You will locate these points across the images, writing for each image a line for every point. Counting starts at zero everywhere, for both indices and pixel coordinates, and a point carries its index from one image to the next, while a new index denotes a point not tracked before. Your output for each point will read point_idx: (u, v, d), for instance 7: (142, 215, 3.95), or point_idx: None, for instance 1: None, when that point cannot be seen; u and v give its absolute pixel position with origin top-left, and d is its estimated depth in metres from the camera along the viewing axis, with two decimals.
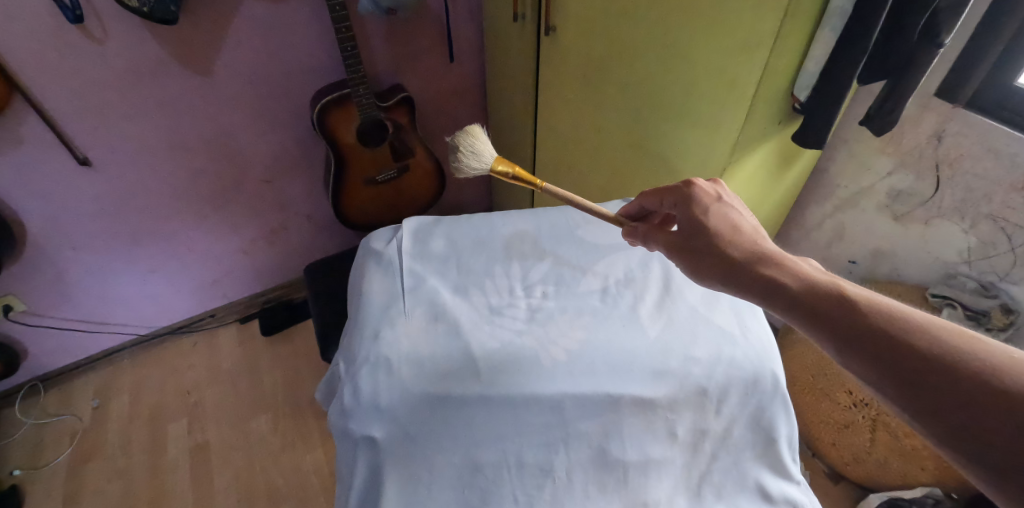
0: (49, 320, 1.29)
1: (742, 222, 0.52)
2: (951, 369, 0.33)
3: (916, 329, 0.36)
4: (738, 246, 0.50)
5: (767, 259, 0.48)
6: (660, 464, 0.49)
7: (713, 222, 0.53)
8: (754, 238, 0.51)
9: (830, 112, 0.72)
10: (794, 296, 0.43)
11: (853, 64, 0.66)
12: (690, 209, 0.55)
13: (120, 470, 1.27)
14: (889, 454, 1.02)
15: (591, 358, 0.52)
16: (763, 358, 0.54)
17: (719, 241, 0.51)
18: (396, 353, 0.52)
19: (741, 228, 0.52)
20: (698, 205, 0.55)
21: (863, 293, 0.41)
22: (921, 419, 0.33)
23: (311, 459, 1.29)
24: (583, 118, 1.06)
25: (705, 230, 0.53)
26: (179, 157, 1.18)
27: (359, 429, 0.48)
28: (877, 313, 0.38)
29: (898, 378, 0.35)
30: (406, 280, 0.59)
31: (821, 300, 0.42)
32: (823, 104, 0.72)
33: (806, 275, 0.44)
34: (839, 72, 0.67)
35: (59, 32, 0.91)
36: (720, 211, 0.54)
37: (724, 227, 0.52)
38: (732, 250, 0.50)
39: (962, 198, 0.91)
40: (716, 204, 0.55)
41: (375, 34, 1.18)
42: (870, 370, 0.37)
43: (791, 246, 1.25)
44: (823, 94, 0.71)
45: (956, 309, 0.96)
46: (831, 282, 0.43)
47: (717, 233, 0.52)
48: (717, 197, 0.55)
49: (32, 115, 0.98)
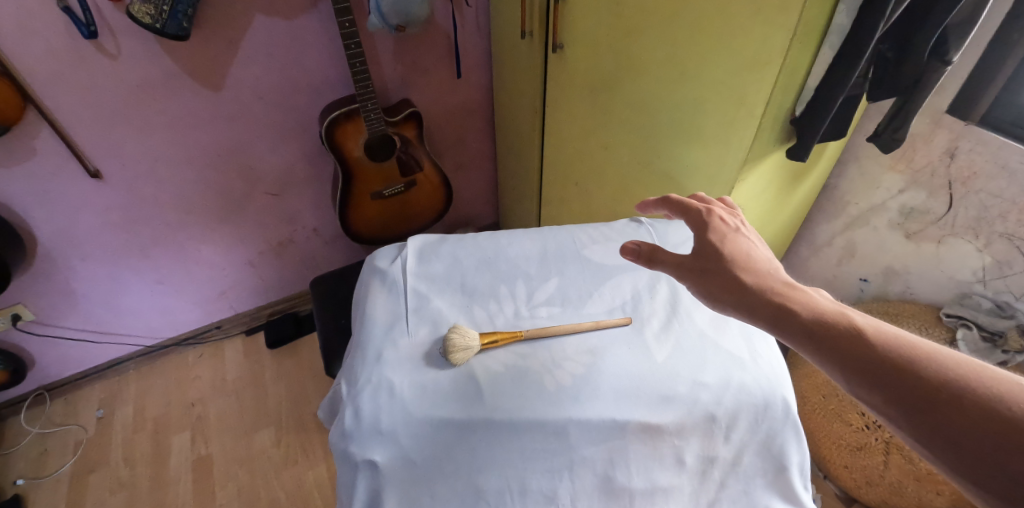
0: (58, 330, 1.30)
1: (756, 252, 0.51)
2: (965, 399, 0.33)
3: (923, 358, 0.36)
4: (750, 273, 0.48)
5: (775, 288, 0.46)
6: (667, 491, 0.50)
7: (728, 249, 0.51)
8: (767, 268, 0.49)
9: (819, 129, 0.71)
10: (804, 325, 0.42)
11: (841, 84, 0.65)
12: (706, 235, 0.53)
13: (122, 482, 1.26)
14: (903, 478, 0.99)
15: (596, 382, 0.51)
16: (774, 383, 0.52)
17: (731, 266, 0.49)
18: (398, 375, 0.51)
19: (755, 257, 0.50)
20: (715, 232, 0.53)
21: (872, 324, 0.41)
22: (945, 458, 0.33)
23: (313, 475, 1.27)
24: (590, 134, 1.06)
25: (719, 253, 0.51)
26: (190, 170, 1.19)
27: (359, 452, 0.47)
28: (887, 343, 0.38)
29: (913, 410, 0.35)
30: (409, 299, 0.59)
31: (830, 328, 0.41)
32: (816, 121, 0.71)
33: (814, 304, 0.43)
34: (834, 90, 0.67)
35: (74, 48, 0.93)
36: (735, 239, 0.52)
37: (737, 254, 0.51)
38: (743, 275, 0.49)
39: (976, 217, 0.89)
40: (734, 233, 0.53)
41: (384, 50, 1.19)
42: (887, 407, 0.36)
43: (801, 263, 1.24)
44: (816, 111, 0.70)
45: (971, 330, 0.92)
46: (840, 313, 0.42)
47: (730, 258, 0.50)
48: (725, 223, 0.54)
49: (46, 128, 0.99)
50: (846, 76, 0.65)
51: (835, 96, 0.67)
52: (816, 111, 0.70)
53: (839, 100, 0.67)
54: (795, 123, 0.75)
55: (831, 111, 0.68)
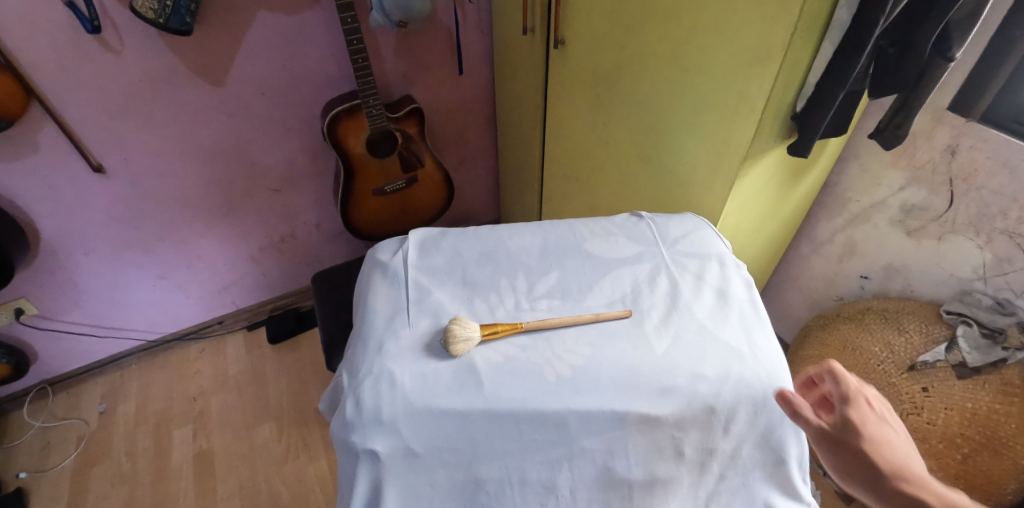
0: (61, 324, 1.30)
1: (892, 429, 0.47)
2: None
3: None
4: (891, 464, 0.45)
5: (918, 489, 0.43)
6: (665, 483, 0.51)
7: (870, 431, 0.46)
8: (904, 455, 0.46)
9: (818, 125, 0.71)
10: None
11: (843, 80, 0.65)
12: (845, 412, 0.47)
13: (124, 476, 1.27)
14: None
15: (596, 374, 0.51)
16: (773, 376, 0.53)
17: (872, 455, 0.45)
18: (399, 365, 0.51)
19: (892, 438, 0.46)
20: (856, 408, 0.48)
21: None
22: None
23: (314, 469, 1.28)
24: (591, 130, 1.06)
25: (858, 433, 0.46)
26: (192, 165, 1.19)
27: (361, 442, 0.48)
28: None
29: None
30: (410, 291, 0.59)
31: None
32: (816, 116, 0.71)
33: None
34: (834, 86, 0.66)
35: (77, 43, 0.93)
36: (870, 411, 0.48)
37: (876, 435, 0.46)
38: (880, 462, 0.45)
39: (977, 214, 0.89)
40: (872, 408, 0.48)
41: (386, 46, 1.19)
42: None
43: (801, 260, 1.25)
44: (815, 107, 0.70)
45: (971, 326, 0.91)
46: None
47: (870, 444, 0.46)
48: (871, 408, 0.48)
49: (50, 123, 0.99)
50: (847, 73, 0.65)
51: (836, 92, 0.67)
52: (816, 106, 0.70)
53: (840, 95, 0.67)
54: (796, 118, 0.75)
55: (831, 106, 0.68)
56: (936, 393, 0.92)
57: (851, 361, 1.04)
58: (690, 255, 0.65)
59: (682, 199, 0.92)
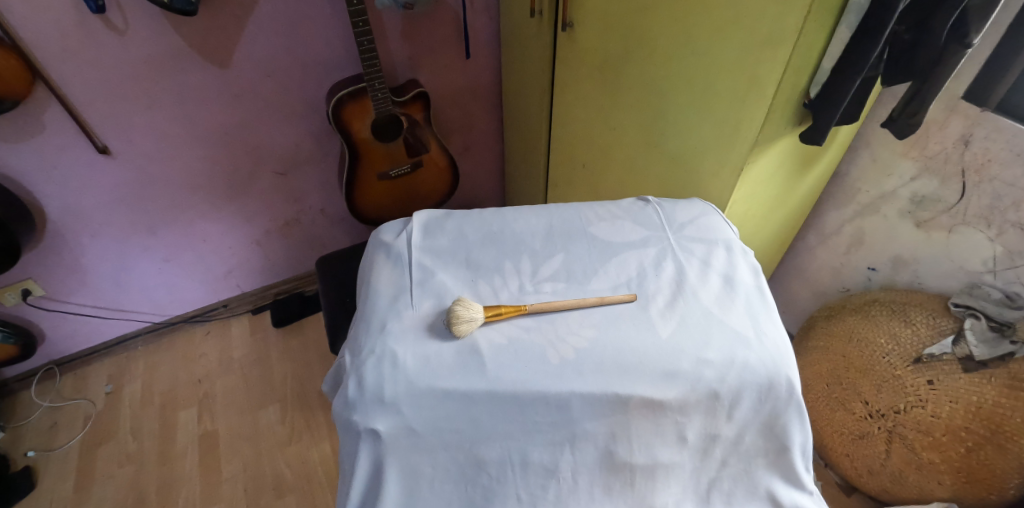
0: (68, 305, 1.31)
1: None
2: None
3: None
4: None
5: None
6: (668, 467, 0.52)
7: None
8: None
9: (835, 113, 0.70)
10: None
11: (861, 66, 0.64)
12: None
13: (130, 456, 1.28)
14: (905, 467, 0.99)
15: (600, 357, 0.51)
16: (778, 362, 0.52)
17: None
18: (401, 346, 0.51)
19: None
20: None
21: None
22: None
23: (317, 452, 1.29)
24: (599, 117, 1.05)
25: None
26: (197, 147, 1.19)
27: (362, 421, 0.48)
28: None
29: None
30: (415, 273, 0.59)
31: None
32: (831, 105, 0.70)
33: None
34: (851, 72, 0.65)
35: (82, 23, 0.92)
36: None
37: None
38: None
39: (988, 206, 0.88)
40: None
41: (392, 29, 1.18)
42: None
43: (808, 251, 1.24)
44: (831, 93, 0.69)
45: (979, 320, 0.89)
46: None
47: None
48: None
49: (55, 103, 0.99)
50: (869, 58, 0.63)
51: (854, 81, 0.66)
52: (830, 94, 0.69)
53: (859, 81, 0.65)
54: (809, 106, 0.74)
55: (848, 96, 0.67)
56: (941, 386, 0.91)
57: (856, 353, 1.04)
58: (697, 240, 0.65)
59: (689, 185, 0.91)
